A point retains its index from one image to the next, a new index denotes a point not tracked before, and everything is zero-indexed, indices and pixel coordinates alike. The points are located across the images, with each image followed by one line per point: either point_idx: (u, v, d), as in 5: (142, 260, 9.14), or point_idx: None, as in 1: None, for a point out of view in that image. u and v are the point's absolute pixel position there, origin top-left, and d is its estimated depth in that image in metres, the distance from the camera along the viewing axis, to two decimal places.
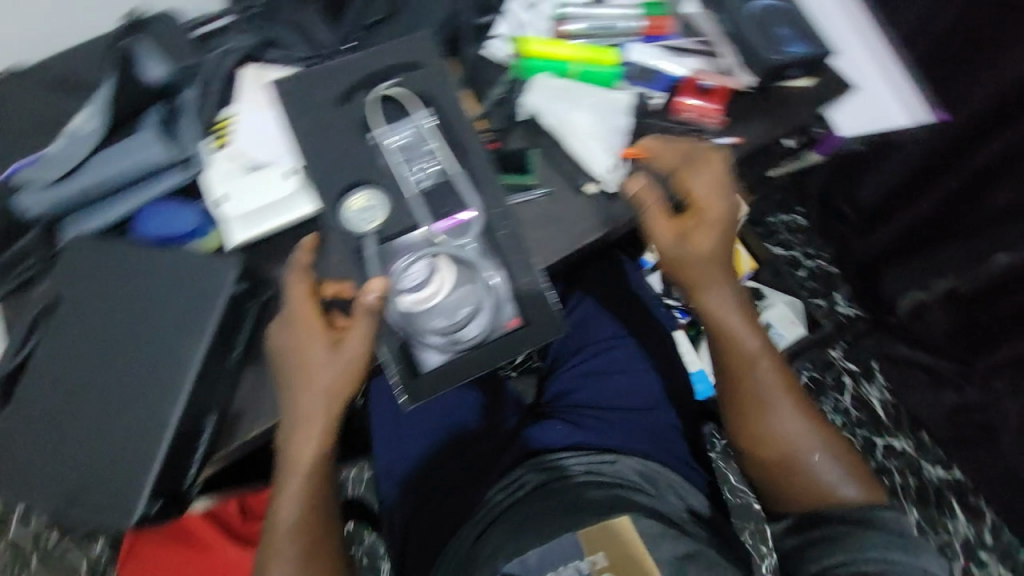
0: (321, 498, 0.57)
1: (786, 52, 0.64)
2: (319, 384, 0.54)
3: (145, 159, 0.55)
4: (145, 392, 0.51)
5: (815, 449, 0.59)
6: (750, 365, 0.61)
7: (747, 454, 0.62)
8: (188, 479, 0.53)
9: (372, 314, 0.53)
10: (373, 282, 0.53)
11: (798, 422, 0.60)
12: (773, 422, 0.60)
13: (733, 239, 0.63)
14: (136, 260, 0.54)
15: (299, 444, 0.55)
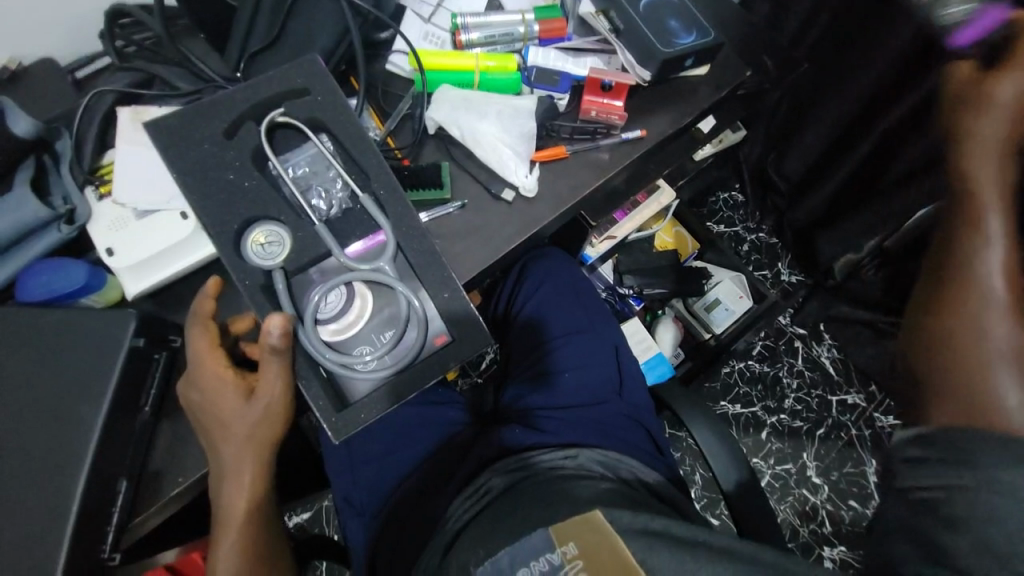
0: (258, 543, 0.56)
1: (680, 42, 0.66)
2: (237, 432, 0.52)
3: (21, 215, 0.51)
4: (42, 463, 0.47)
5: (997, 365, 0.41)
6: (975, 267, 0.45)
7: (925, 346, 0.45)
8: (107, 542, 0.49)
9: (276, 346, 0.50)
10: (272, 318, 0.50)
11: (998, 292, 0.44)
12: (982, 269, 0.45)
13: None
14: (17, 320, 0.50)
15: (230, 493, 0.54)
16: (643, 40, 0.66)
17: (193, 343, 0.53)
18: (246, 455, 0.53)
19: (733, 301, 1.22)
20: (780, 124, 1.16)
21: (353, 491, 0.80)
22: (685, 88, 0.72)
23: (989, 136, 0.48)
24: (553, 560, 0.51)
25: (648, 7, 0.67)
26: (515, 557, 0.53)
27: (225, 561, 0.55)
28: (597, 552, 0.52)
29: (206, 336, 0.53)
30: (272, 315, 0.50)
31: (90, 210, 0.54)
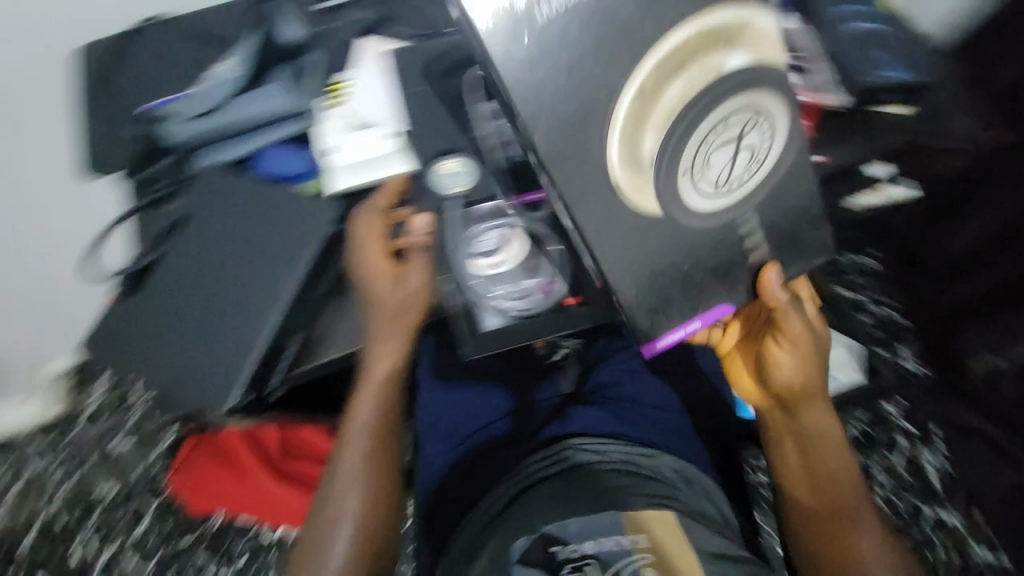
0: (390, 414, 0.64)
1: (881, 76, 0.68)
2: (389, 307, 0.60)
3: (277, 106, 0.62)
4: (244, 304, 0.59)
5: (862, 539, 0.64)
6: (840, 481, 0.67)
7: (815, 536, 0.66)
8: (272, 381, 0.60)
9: (426, 241, 0.61)
10: (417, 216, 0.60)
11: (864, 536, 0.65)
12: (847, 517, 0.65)
13: (820, 367, 0.67)
14: (252, 188, 0.61)
15: (377, 357, 0.62)
16: (847, 67, 0.68)
17: (363, 227, 0.59)
18: (395, 332, 0.61)
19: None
20: None
21: (437, 427, 0.85)
22: (874, 127, 0.72)
23: (810, 388, 0.67)
24: (622, 543, 0.64)
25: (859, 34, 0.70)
26: (585, 526, 0.65)
27: (366, 422, 0.63)
28: (665, 549, 0.63)
29: (379, 225, 0.59)
30: (416, 214, 0.61)
31: (321, 115, 0.64)
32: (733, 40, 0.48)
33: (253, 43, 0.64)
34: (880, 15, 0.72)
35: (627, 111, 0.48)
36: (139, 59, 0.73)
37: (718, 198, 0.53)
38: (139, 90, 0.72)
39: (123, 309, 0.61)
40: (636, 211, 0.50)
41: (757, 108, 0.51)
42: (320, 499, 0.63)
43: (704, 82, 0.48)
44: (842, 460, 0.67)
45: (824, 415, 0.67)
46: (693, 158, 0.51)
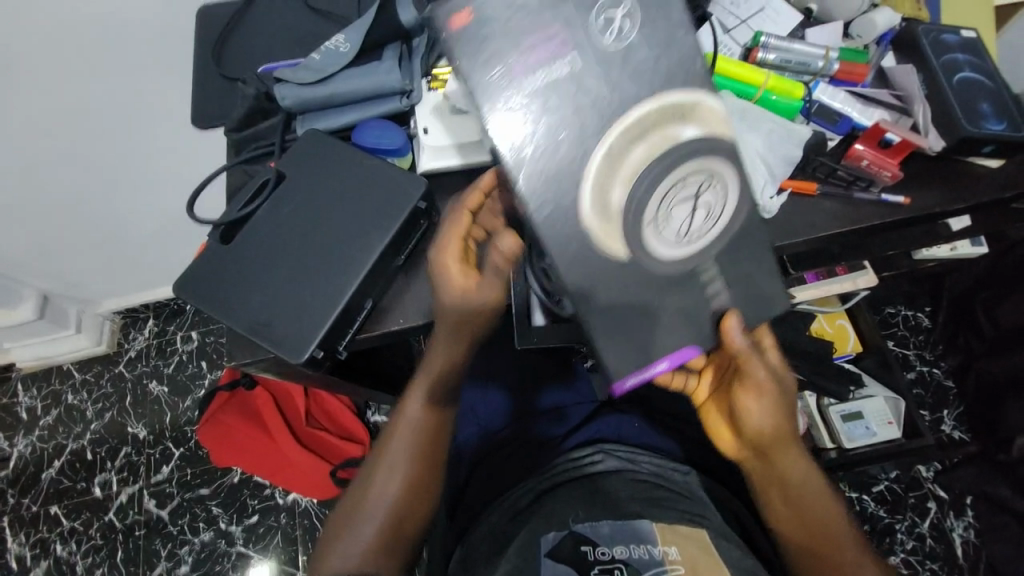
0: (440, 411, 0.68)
1: (983, 127, 0.67)
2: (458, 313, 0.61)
3: (383, 82, 0.66)
4: (330, 263, 0.61)
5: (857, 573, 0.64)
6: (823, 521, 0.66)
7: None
8: (343, 341, 0.62)
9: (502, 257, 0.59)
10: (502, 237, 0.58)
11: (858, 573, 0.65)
12: (836, 554, 0.65)
13: (788, 414, 0.63)
14: (351, 155, 0.65)
15: (435, 353, 0.65)
16: (949, 111, 0.67)
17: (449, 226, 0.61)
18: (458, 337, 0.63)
19: (878, 422, 1.14)
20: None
21: (473, 412, 0.88)
22: (968, 176, 0.71)
23: (779, 435, 0.64)
24: (653, 552, 0.61)
25: (962, 82, 0.70)
26: (616, 531, 0.64)
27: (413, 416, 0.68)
28: (697, 563, 0.60)
29: (460, 225, 0.60)
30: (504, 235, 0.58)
31: (422, 95, 0.67)
32: (687, 116, 0.48)
33: (368, 18, 0.67)
34: (985, 66, 0.72)
35: (599, 168, 0.47)
36: (254, 28, 0.78)
37: (681, 249, 0.51)
38: (251, 53, 0.77)
39: (206, 253, 0.63)
40: (604, 255, 0.49)
41: (715, 171, 0.50)
42: (360, 481, 0.69)
43: (659, 150, 0.48)
44: (819, 499, 0.66)
45: (796, 458, 0.66)
46: (655, 214, 0.49)
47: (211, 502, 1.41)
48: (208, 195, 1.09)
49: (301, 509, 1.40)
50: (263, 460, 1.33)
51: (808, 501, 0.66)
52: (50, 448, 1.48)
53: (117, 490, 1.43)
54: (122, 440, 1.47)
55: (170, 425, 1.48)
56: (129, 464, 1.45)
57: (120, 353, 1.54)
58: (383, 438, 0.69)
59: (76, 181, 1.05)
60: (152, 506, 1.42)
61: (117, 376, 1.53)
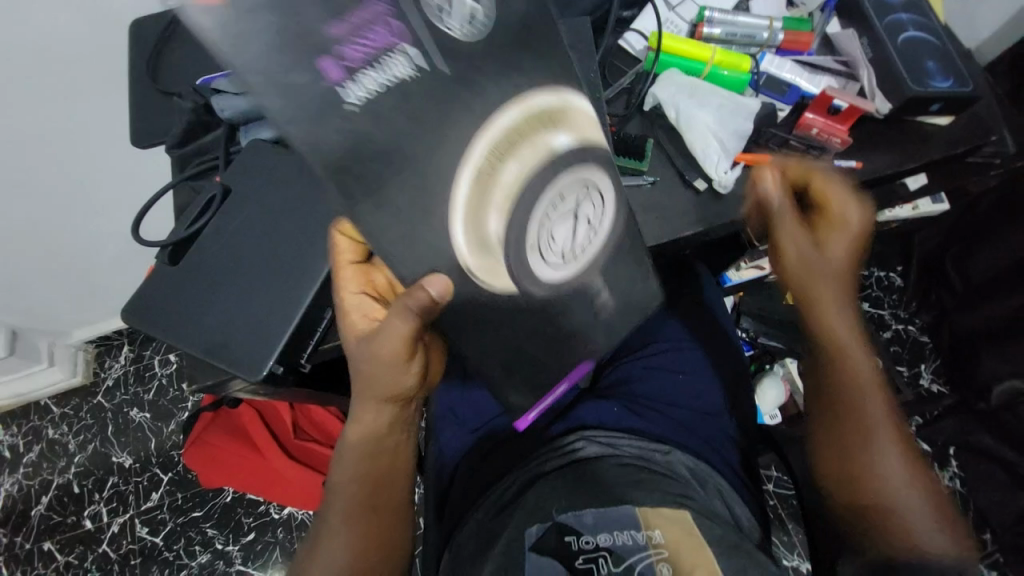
0: (371, 477, 0.66)
1: (929, 85, 0.68)
2: (363, 373, 0.58)
3: None
4: (285, 275, 0.60)
5: (891, 457, 0.65)
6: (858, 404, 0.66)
7: (841, 462, 0.67)
8: (305, 353, 0.61)
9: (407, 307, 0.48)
10: (432, 277, 0.41)
11: (891, 457, 0.65)
12: (873, 433, 0.66)
13: (855, 257, 0.64)
14: (298, 162, 0.63)
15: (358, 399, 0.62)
16: (895, 73, 0.68)
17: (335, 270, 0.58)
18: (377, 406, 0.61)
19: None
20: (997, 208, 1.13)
21: (455, 411, 0.87)
22: (919, 135, 0.72)
23: (826, 297, 0.64)
24: (637, 537, 0.62)
25: (906, 43, 0.70)
26: (600, 518, 0.64)
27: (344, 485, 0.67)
28: (681, 543, 0.61)
29: (347, 251, 0.57)
30: (430, 275, 0.41)
31: None
32: (562, 122, 0.39)
33: None
34: (929, 24, 0.72)
35: (467, 200, 0.37)
36: (192, 40, 0.75)
37: (566, 270, 0.45)
38: (191, 64, 0.74)
39: (157, 275, 0.61)
40: (487, 291, 0.42)
41: (596, 180, 0.43)
42: (308, 546, 0.69)
43: (537, 164, 0.39)
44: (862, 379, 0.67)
45: (841, 331, 0.66)
46: (535, 235, 0.41)
47: (204, 524, 1.39)
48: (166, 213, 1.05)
49: (297, 522, 1.39)
50: (253, 477, 1.32)
51: (843, 373, 0.67)
52: (37, 484, 1.44)
53: (108, 521, 1.40)
54: (107, 470, 1.44)
55: (155, 451, 1.45)
56: (117, 494, 1.42)
57: (97, 382, 1.50)
58: (325, 503, 0.68)
59: (27, 210, 1.01)
60: (145, 534, 1.39)
61: (96, 406, 1.49)
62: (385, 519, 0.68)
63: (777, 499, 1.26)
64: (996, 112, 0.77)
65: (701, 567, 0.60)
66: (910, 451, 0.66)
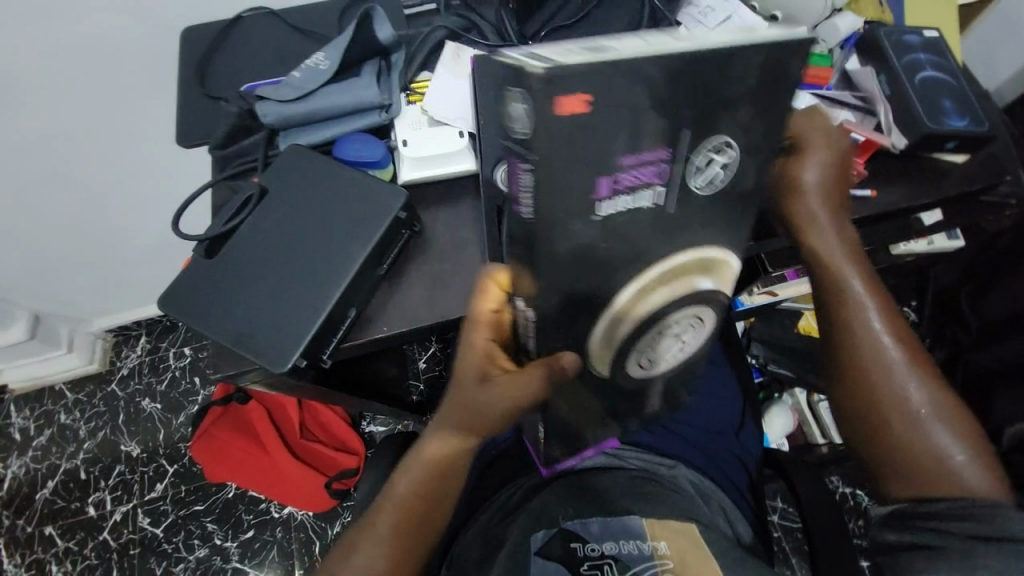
0: (428, 493, 0.66)
1: (944, 123, 0.70)
2: (468, 407, 0.60)
3: (361, 97, 0.68)
4: (313, 274, 0.63)
5: (907, 386, 0.60)
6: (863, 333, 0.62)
7: (858, 411, 0.62)
8: (327, 350, 0.63)
9: (552, 372, 0.48)
10: (564, 355, 0.47)
11: (914, 390, 0.60)
12: (880, 364, 0.61)
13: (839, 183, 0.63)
14: (331, 169, 0.66)
15: (447, 414, 0.63)
16: (910, 110, 0.70)
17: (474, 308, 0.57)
18: (464, 433, 0.64)
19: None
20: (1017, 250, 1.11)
21: None
22: (932, 172, 0.73)
23: (818, 226, 0.63)
24: (643, 547, 0.62)
25: (923, 82, 0.72)
26: (605, 527, 0.65)
27: (403, 496, 0.66)
28: (686, 554, 0.62)
29: (492, 299, 0.55)
30: (565, 351, 0.47)
31: (400, 109, 0.69)
32: (712, 268, 0.46)
33: (347, 35, 0.69)
34: (946, 65, 0.74)
35: (623, 304, 0.43)
36: (239, 49, 0.80)
37: (647, 372, 0.52)
38: (233, 72, 0.79)
39: (190, 268, 0.65)
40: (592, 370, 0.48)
41: (703, 318, 0.50)
42: (343, 546, 0.66)
43: (676, 293, 0.45)
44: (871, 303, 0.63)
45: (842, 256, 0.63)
46: (643, 343, 0.47)
47: (205, 518, 1.41)
48: (196, 213, 1.12)
49: (297, 523, 1.40)
50: (257, 474, 1.33)
51: (846, 306, 0.63)
52: (44, 468, 1.47)
53: (111, 509, 1.43)
54: (115, 458, 1.47)
55: (164, 442, 1.48)
56: (122, 482, 1.45)
57: (112, 371, 1.54)
58: (375, 508, 0.67)
59: (64, 200, 1.06)
60: (147, 524, 1.41)
61: (109, 394, 1.53)
62: (423, 531, 0.67)
63: (780, 529, 1.25)
64: (1010, 152, 0.78)
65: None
66: (934, 378, 0.61)
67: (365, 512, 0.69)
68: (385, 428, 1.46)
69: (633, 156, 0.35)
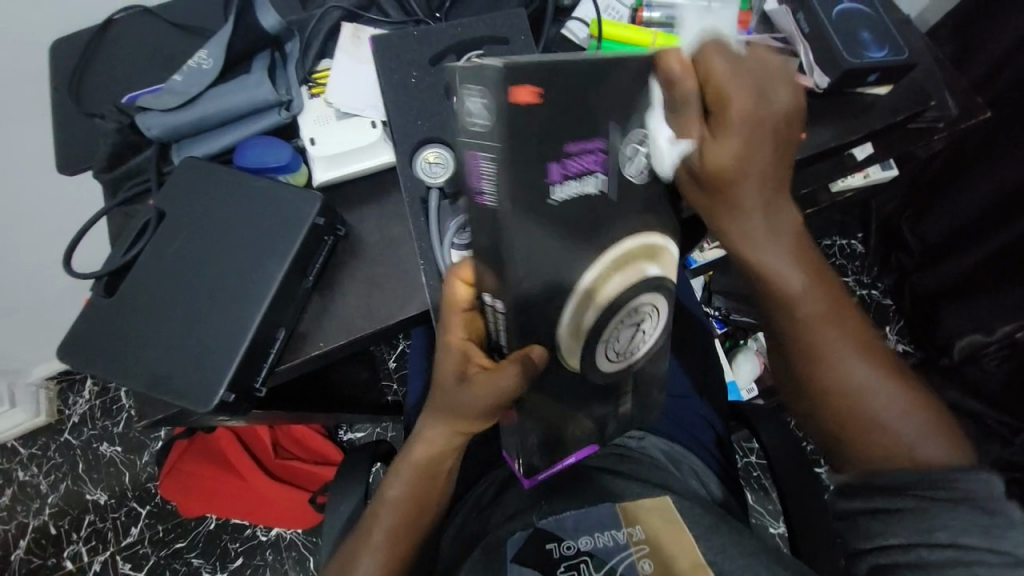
0: (420, 494, 0.64)
1: (865, 55, 0.69)
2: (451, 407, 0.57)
3: (255, 95, 0.61)
4: (231, 299, 0.58)
5: (851, 362, 0.53)
6: (799, 319, 0.54)
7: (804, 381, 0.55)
8: (259, 376, 0.59)
9: (528, 367, 0.47)
10: (535, 346, 0.46)
11: (847, 362, 0.53)
12: (822, 339, 0.53)
13: (767, 141, 0.50)
14: (235, 180, 0.60)
15: (433, 416, 0.61)
16: (831, 47, 0.69)
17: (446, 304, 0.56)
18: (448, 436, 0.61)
19: None
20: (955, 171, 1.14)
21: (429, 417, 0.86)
22: (858, 106, 0.73)
23: (745, 184, 0.51)
24: (618, 536, 0.59)
25: (842, 15, 0.71)
26: (580, 520, 0.61)
27: (396, 500, 0.64)
28: (662, 534, 0.60)
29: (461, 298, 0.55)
30: (533, 344, 0.46)
31: (303, 104, 0.64)
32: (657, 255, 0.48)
33: (227, 27, 0.62)
34: None
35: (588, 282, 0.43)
36: (116, 56, 0.71)
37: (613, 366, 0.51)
38: (116, 82, 0.71)
39: (92, 310, 0.58)
40: (564, 368, 0.47)
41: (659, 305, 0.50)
42: (340, 562, 0.63)
43: (622, 282, 0.45)
44: (790, 284, 0.53)
45: (762, 238, 0.53)
46: (609, 336, 0.47)
47: (188, 555, 1.35)
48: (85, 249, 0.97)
49: (286, 542, 1.35)
50: (231, 503, 1.27)
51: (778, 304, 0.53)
52: (13, 529, 1.37)
53: (89, 560, 1.35)
54: (83, 509, 1.38)
55: (131, 484, 1.39)
56: (95, 531, 1.36)
57: (62, 420, 1.44)
58: (369, 517, 0.64)
59: None
60: (128, 570, 1.34)
61: (64, 444, 1.42)
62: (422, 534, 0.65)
63: (762, 471, 1.28)
64: (934, 76, 0.78)
65: (687, 558, 0.58)
66: (862, 334, 0.54)
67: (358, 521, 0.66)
68: (362, 434, 1.40)
69: (576, 143, 0.38)
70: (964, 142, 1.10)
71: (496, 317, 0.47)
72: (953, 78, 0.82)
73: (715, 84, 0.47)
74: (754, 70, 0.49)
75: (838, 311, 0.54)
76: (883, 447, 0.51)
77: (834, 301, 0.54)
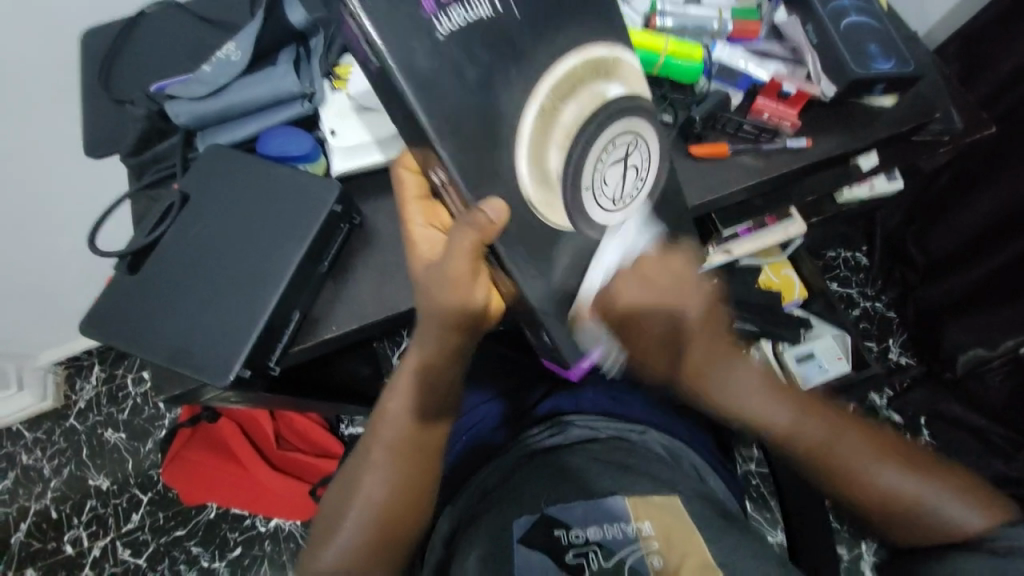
0: (411, 443, 0.66)
1: (872, 67, 0.71)
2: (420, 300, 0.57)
3: (281, 87, 0.64)
4: (249, 281, 0.60)
5: (882, 473, 0.64)
6: (822, 457, 0.66)
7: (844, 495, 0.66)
8: (274, 356, 0.60)
9: (482, 226, 0.46)
10: (490, 200, 0.46)
11: (872, 469, 0.64)
12: (837, 460, 0.65)
13: (704, 341, 0.65)
14: (259, 167, 0.63)
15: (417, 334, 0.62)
16: (838, 57, 0.71)
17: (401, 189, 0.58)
18: (439, 332, 0.59)
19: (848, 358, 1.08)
20: (962, 184, 1.15)
21: None
22: (864, 116, 0.75)
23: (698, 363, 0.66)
24: (626, 529, 0.62)
25: (850, 27, 0.72)
26: (589, 512, 0.63)
27: (394, 412, 0.66)
28: (672, 532, 0.62)
29: (412, 186, 0.57)
30: (490, 199, 0.46)
31: (324, 97, 0.65)
32: (612, 73, 0.51)
33: (256, 22, 0.65)
34: (872, 8, 0.75)
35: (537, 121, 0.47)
36: (144, 47, 0.74)
37: (615, 214, 0.53)
38: (143, 72, 0.73)
39: (115, 287, 0.60)
40: (548, 225, 0.50)
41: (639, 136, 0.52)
42: (334, 512, 0.66)
43: (593, 106, 0.49)
44: (795, 425, 0.68)
45: (731, 385, 0.68)
46: (592, 175, 0.49)
47: (189, 543, 1.37)
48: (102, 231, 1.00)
49: (285, 533, 1.37)
50: (233, 490, 1.29)
51: (792, 448, 0.68)
52: (16, 511, 1.39)
53: (90, 545, 1.36)
54: (85, 494, 1.40)
55: (134, 471, 1.41)
56: (96, 517, 1.38)
57: (69, 406, 1.46)
58: (370, 434, 0.68)
59: None
60: (128, 556, 1.36)
61: (69, 430, 1.44)
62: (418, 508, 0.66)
63: (760, 478, 1.28)
64: (941, 89, 0.80)
65: (691, 553, 0.60)
66: (868, 433, 0.67)
67: (359, 443, 0.70)
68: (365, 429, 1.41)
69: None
70: (969, 158, 1.12)
71: (449, 189, 0.49)
72: (960, 91, 0.84)
73: (624, 312, 0.55)
74: (666, 279, 0.57)
75: (835, 425, 0.67)
76: (917, 510, 0.62)
77: (831, 417, 0.68)
